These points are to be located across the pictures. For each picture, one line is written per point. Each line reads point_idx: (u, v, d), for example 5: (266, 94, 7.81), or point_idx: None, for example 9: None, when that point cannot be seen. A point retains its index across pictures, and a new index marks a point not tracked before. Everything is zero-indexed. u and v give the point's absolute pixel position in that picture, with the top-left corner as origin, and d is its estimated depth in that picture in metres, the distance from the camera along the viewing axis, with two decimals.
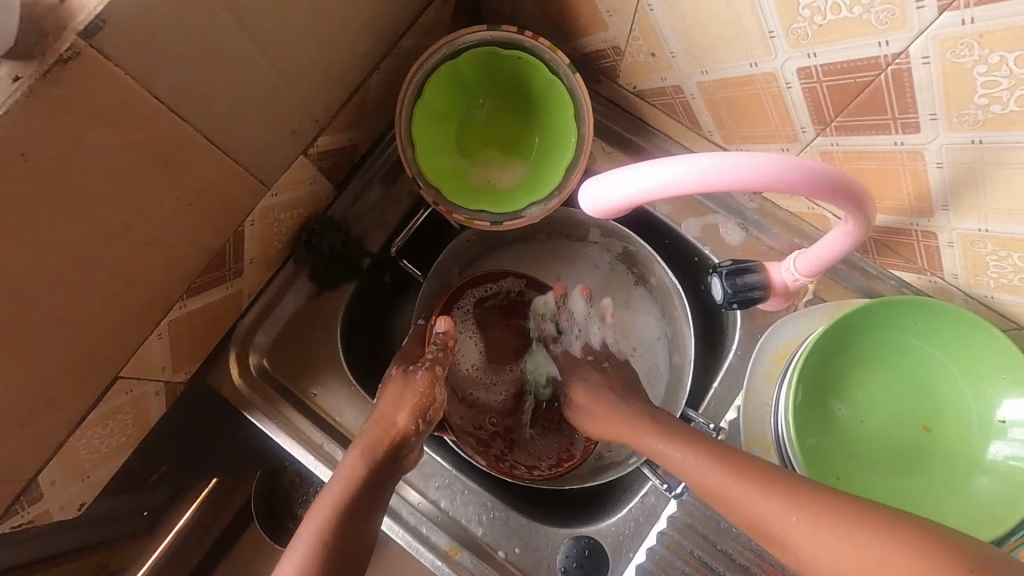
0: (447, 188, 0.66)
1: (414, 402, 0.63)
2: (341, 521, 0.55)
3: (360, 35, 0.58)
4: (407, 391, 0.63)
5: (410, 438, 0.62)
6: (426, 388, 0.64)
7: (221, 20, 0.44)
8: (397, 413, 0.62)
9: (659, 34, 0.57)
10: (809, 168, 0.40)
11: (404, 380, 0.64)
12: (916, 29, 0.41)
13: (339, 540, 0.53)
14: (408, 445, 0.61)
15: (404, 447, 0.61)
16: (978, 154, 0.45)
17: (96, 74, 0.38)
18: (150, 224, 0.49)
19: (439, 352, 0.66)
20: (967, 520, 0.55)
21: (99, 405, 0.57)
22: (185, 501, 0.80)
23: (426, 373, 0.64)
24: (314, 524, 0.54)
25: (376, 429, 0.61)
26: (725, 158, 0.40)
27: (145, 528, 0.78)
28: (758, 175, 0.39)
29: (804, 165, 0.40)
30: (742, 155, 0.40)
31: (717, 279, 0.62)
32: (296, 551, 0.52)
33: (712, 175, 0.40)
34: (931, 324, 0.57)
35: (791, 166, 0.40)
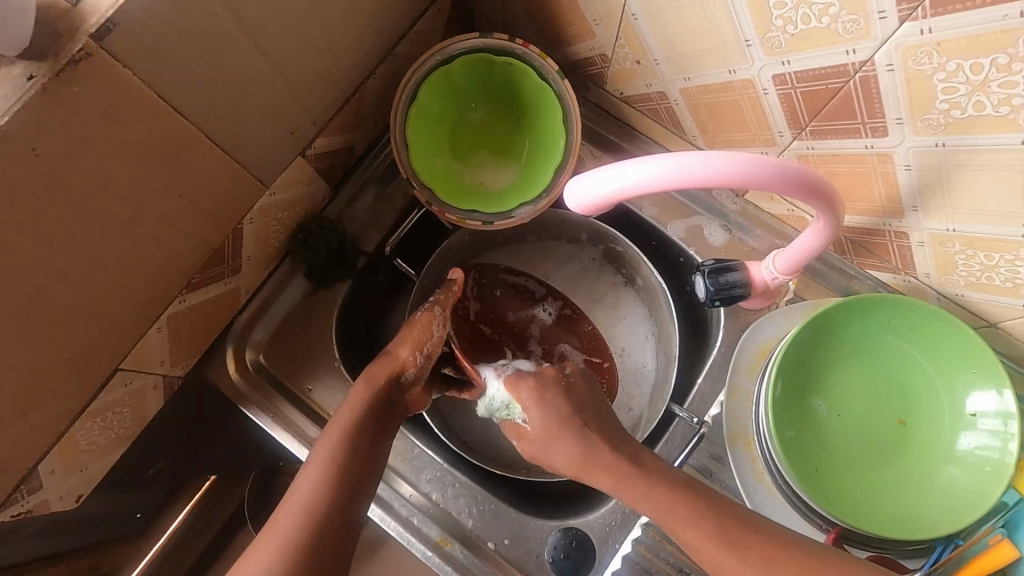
0: (440, 190, 0.68)
1: (417, 337, 0.66)
2: (350, 449, 0.57)
3: (357, 41, 0.61)
4: (414, 329, 0.66)
5: (411, 370, 0.64)
6: (424, 326, 0.67)
7: (223, 25, 0.46)
8: (401, 347, 0.65)
9: (642, 43, 0.60)
10: (769, 166, 0.42)
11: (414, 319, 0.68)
12: (880, 38, 0.43)
13: (349, 460, 0.57)
14: (407, 377, 0.64)
15: (404, 380, 0.64)
16: (943, 156, 0.48)
17: (105, 75, 0.40)
18: (152, 219, 0.51)
19: (443, 295, 0.70)
20: (937, 508, 0.57)
21: (100, 396, 0.58)
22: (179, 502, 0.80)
23: (426, 312, 0.68)
24: (326, 444, 0.57)
25: (384, 361, 0.64)
26: (681, 159, 0.42)
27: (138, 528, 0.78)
28: (715, 175, 0.42)
29: (766, 163, 0.42)
30: (696, 156, 0.42)
31: (700, 277, 0.64)
32: (308, 475, 0.56)
33: (662, 178, 0.42)
34: (904, 320, 0.60)
35: (748, 164, 0.42)
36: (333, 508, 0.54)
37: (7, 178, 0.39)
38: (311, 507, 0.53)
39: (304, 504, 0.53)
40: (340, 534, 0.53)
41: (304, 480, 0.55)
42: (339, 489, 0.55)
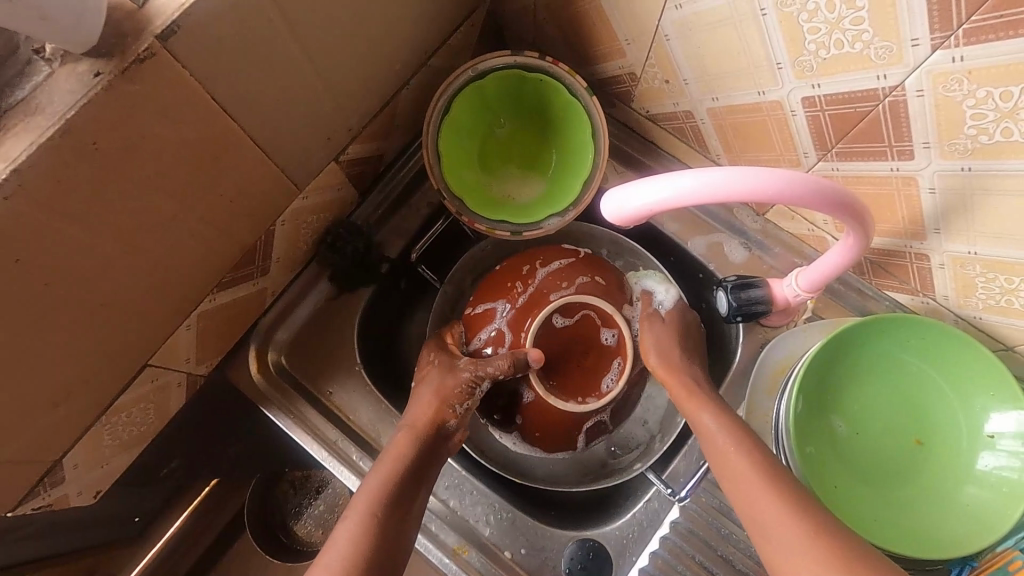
0: (470, 201, 0.69)
1: (456, 390, 0.64)
2: (408, 471, 0.59)
3: (396, 52, 0.62)
4: (451, 384, 0.64)
5: (453, 420, 0.64)
6: (456, 390, 0.64)
7: (276, 30, 0.48)
8: (429, 398, 0.64)
9: (673, 62, 0.61)
10: (792, 180, 0.43)
11: (443, 372, 0.65)
12: (911, 64, 0.45)
13: (410, 481, 0.58)
14: (448, 427, 0.63)
15: (445, 431, 0.63)
16: (967, 181, 0.49)
17: (165, 75, 0.42)
18: (194, 216, 0.52)
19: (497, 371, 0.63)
20: (957, 528, 0.57)
21: (127, 391, 0.58)
22: (177, 509, 0.86)
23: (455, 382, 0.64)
24: (385, 464, 0.59)
25: (417, 419, 0.63)
26: (706, 173, 0.43)
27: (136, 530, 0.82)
28: (737, 189, 0.43)
29: (790, 178, 0.43)
30: (719, 170, 0.43)
31: (722, 293, 0.65)
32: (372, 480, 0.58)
33: (684, 193, 0.43)
34: (922, 341, 0.60)
35: (771, 179, 0.43)
36: (393, 523, 0.55)
37: (65, 170, 0.40)
38: (373, 521, 0.54)
39: (365, 515, 0.54)
40: (398, 549, 0.54)
41: (368, 487, 0.57)
42: (379, 540, 0.53)
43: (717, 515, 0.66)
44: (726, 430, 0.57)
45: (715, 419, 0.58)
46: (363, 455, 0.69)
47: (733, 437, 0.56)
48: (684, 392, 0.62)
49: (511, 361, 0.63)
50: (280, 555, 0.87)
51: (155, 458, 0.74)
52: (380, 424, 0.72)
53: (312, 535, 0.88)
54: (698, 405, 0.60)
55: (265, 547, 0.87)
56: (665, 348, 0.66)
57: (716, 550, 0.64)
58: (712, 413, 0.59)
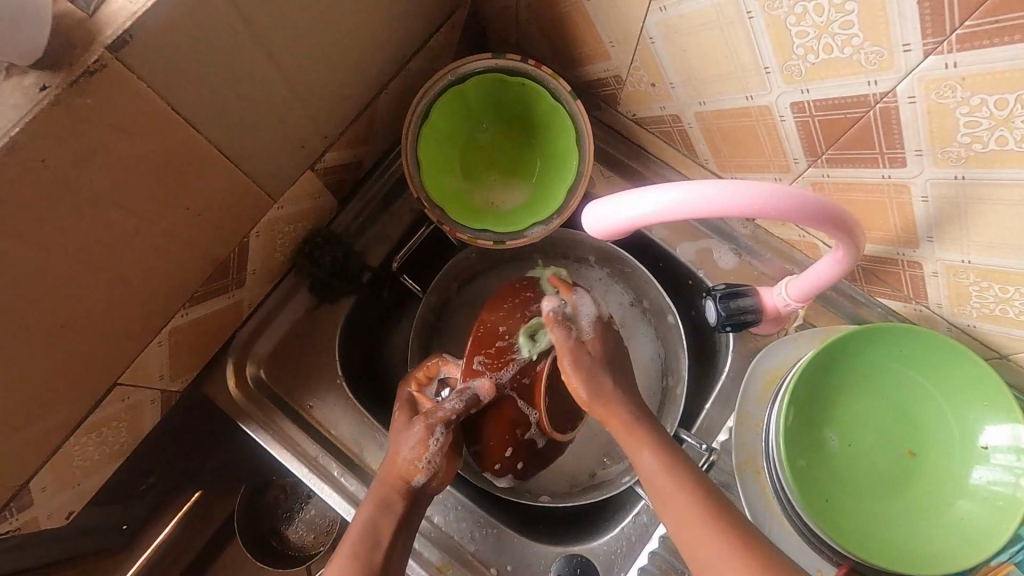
0: (451, 210, 0.67)
1: (415, 451, 0.59)
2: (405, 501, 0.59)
3: (371, 56, 0.60)
4: (408, 439, 0.60)
5: (420, 477, 0.59)
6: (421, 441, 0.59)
7: (239, 38, 0.46)
8: (398, 453, 0.60)
9: (658, 65, 0.59)
10: (784, 195, 0.41)
11: (401, 429, 0.62)
12: (903, 69, 0.43)
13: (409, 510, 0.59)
14: (415, 485, 0.59)
15: (417, 487, 0.60)
16: (961, 189, 0.47)
17: (118, 87, 0.40)
18: (159, 232, 0.50)
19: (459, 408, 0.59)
20: (950, 543, 0.56)
21: (96, 411, 0.56)
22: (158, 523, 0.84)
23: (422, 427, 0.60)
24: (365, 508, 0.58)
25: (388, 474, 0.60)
26: (696, 187, 0.41)
27: (117, 543, 0.81)
28: (726, 206, 0.41)
29: (780, 193, 0.41)
30: (707, 184, 0.41)
31: (711, 302, 0.63)
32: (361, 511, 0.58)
33: (671, 209, 0.41)
34: (915, 351, 0.59)
35: (763, 193, 0.41)
36: (381, 557, 0.56)
37: (12, 189, 0.38)
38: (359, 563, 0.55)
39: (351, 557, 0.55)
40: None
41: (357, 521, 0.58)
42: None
43: None
44: (669, 470, 0.56)
45: (655, 456, 0.57)
46: (344, 471, 0.67)
47: (671, 476, 0.56)
48: (624, 430, 0.59)
49: (461, 403, 0.59)
50: (272, 562, 0.84)
51: (131, 475, 0.72)
52: (361, 438, 0.70)
53: (303, 540, 0.87)
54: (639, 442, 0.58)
55: (256, 554, 0.84)
56: (592, 379, 0.60)
57: None
58: (653, 452, 0.57)
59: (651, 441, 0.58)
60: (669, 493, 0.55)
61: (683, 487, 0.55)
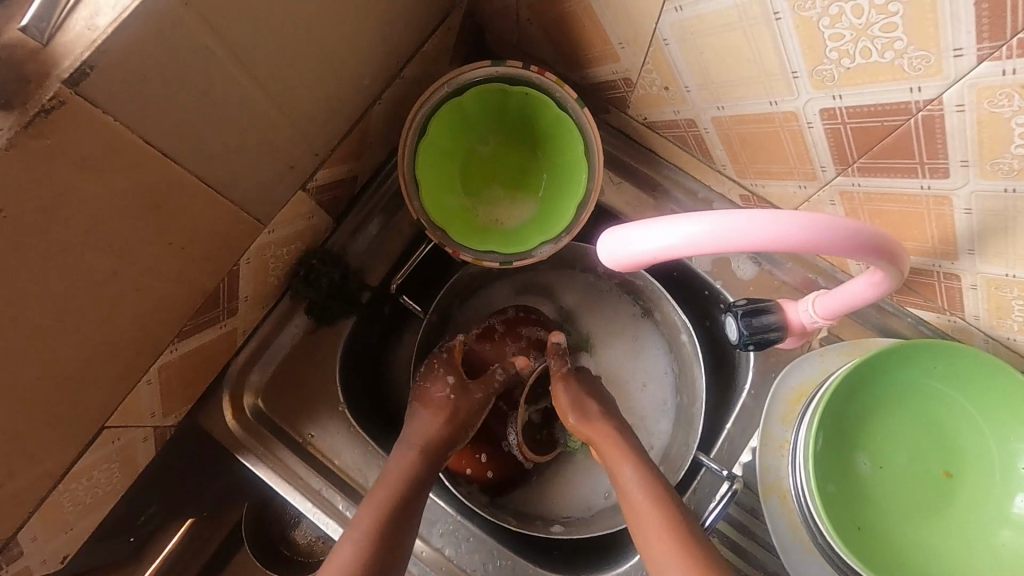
0: (453, 229, 0.63)
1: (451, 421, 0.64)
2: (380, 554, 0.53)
3: (361, 67, 0.56)
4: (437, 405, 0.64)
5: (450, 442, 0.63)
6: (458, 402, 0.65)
7: (217, 60, 0.42)
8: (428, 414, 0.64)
9: (672, 69, 0.55)
10: (821, 227, 0.37)
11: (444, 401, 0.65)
12: (952, 76, 0.39)
13: (389, 519, 0.55)
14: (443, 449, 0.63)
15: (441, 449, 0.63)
16: (1010, 202, 0.43)
17: (83, 123, 0.36)
18: (138, 270, 0.46)
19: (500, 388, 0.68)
20: (992, 573, 0.53)
21: (85, 456, 0.53)
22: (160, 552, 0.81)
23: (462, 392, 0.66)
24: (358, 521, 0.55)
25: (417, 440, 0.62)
26: (724, 218, 0.37)
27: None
28: (757, 239, 0.37)
29: (816, 222, 0.37)
30: (736, 214, 0.37)
31: (732, 319, 0.60)
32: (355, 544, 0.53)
33: (697, 242, 0.38)
34: (954, 368, 0.56)
35: (798, 225, 0.37)
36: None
37: None
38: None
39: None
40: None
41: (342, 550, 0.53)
42: None
43: (735, 557, 0.63)
44: (643, 480, 0.56)
45: (635, 471, 0.57)
46: (349, 504, 0.65)
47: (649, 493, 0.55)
48: (606, 445, 0.60)
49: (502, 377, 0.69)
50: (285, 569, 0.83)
51: (128, 513, 0.69)
52: (366, 468, 0.67)
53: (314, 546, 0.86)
54: (621, 457, 0.58)
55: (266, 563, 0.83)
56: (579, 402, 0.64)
57: None
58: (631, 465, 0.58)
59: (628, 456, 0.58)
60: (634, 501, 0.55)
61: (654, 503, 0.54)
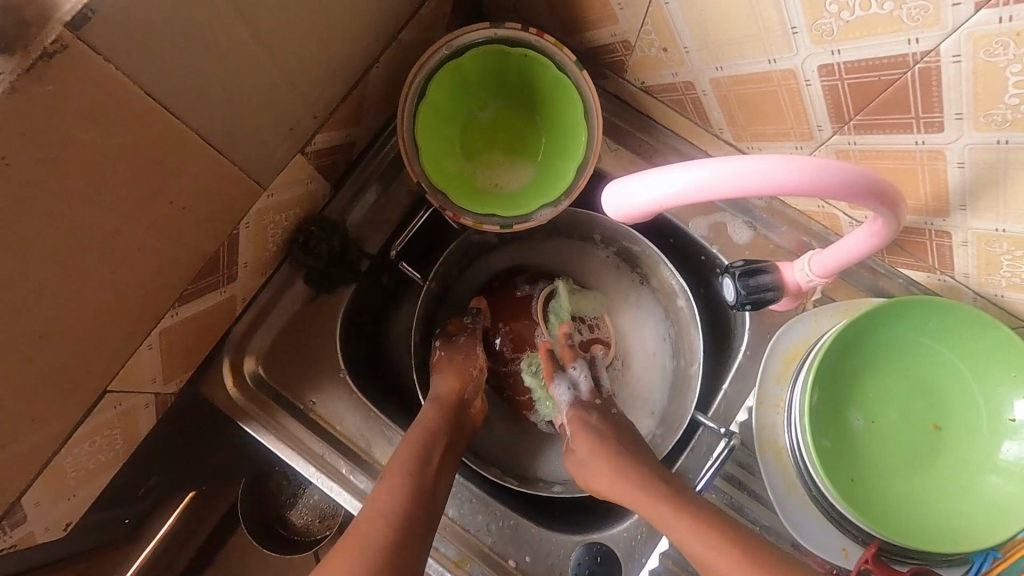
0: (453, 194, 0.63)
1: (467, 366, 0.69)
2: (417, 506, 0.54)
3: (360, 27, 0.55)
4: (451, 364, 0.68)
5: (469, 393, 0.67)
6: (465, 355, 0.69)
7: (220, 12, 0.41)
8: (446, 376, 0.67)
9: (672, 29, 0.55)
10: (822, 170, 0.38)
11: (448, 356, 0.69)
12: (950, 27, 0.40)
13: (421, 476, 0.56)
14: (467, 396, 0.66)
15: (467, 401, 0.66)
16: (1002, 154, 0.45)
17: (85, 70, 0.36)
18: (140, 230, 0.46)
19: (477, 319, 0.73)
20: (978, 519, 0.55)
21: (87, 421, 0.53)
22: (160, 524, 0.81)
23: (468, 337, 0.71)
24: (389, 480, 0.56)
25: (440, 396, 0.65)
26: (728, 164, 0.38)
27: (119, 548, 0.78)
28: (762, 183, 0.38)
29: (819, 167, 0.38)
30: (740, 161, 0.38)
31: (729, 280, 0.61)
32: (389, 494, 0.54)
33: (704, 187, 0.38)
34: (942, 322, 0.57)
35: (802, 169, 0.38)
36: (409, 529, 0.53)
37: None
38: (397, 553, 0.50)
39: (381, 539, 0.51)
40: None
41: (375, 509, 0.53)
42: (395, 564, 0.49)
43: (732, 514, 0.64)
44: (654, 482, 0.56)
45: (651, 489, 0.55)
46: (353, 468, 0.65)
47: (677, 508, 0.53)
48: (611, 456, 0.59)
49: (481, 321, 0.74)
50: (277, 545, 0.82)
51: (128, 482, 0.68)
52: (369, 433, 0.67)
53: (309, 524, 0.86)
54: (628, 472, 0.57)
55: (259, 537, 0.82)
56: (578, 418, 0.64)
57: None
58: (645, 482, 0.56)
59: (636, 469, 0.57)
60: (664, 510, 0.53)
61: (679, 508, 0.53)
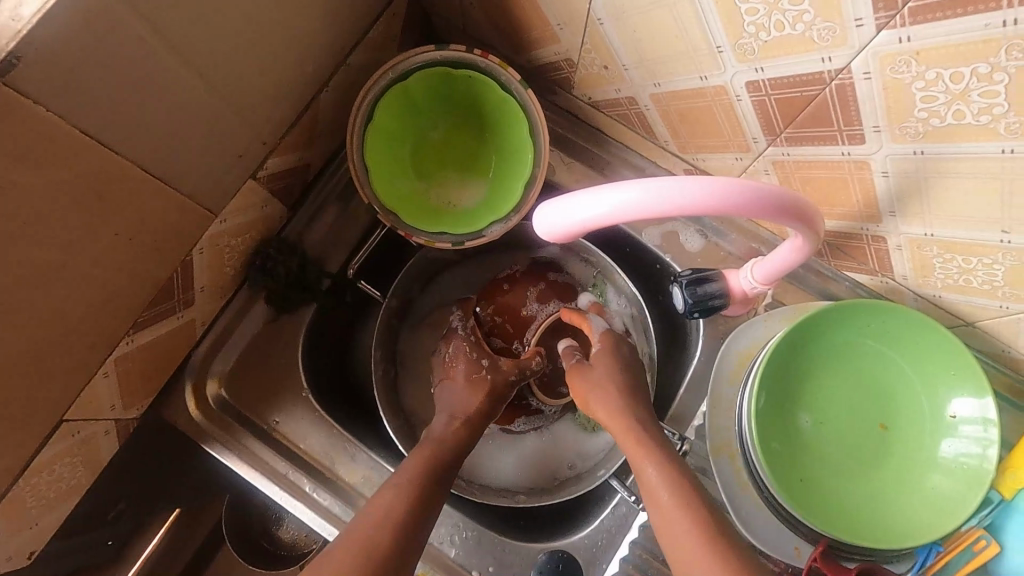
0: (406, 213, 0.64)
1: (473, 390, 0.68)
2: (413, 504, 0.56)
3: (304, 55, 0.56)
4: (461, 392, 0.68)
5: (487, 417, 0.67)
6: (476, 376, 0.69)
7: (152, 50, 0.42)
8: (474, 397, 0.67)
9: (609, 47, 0.57)
10: (736, 189, 0.40)
11: (463, 380, 0.69)
12: (857, 45, 0.41)
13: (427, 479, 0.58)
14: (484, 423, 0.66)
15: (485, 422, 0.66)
16: (920, 164, 0.46)
17: (13, 114, 0.37)
18: (85, 263, 0.47)
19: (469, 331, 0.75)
20: (921, 515, 0.57)
21: (43, 451, 0.54)
22: None
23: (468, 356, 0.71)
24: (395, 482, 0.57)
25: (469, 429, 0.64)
26: (646, 188, 0.39)
27: None
28: (679, 203, 0.39)
29: (734, 186, 0.40)
30: (657, 183, 0.39)
31: (678, 289, 0.62)
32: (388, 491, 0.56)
33: (622, 210, 0.39)
34: (883, 325, 0.59)
35: (717, 190, 0.39)
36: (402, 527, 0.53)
37: None
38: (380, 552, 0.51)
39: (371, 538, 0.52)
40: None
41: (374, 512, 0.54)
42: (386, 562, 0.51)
43: None
44: (669, 477, 0.54)
45: (657, 468, 0.54)
46: (316, 486, 0.66)
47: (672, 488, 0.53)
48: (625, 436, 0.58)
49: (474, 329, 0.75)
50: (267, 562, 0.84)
51: (97, 507, 0.69)
52: (333, 451, 0.68)
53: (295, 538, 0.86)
54: (641, 451, 0.56)
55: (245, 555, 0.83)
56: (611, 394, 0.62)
57: None
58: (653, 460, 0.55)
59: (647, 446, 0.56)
60: (667, 513, 0.51)
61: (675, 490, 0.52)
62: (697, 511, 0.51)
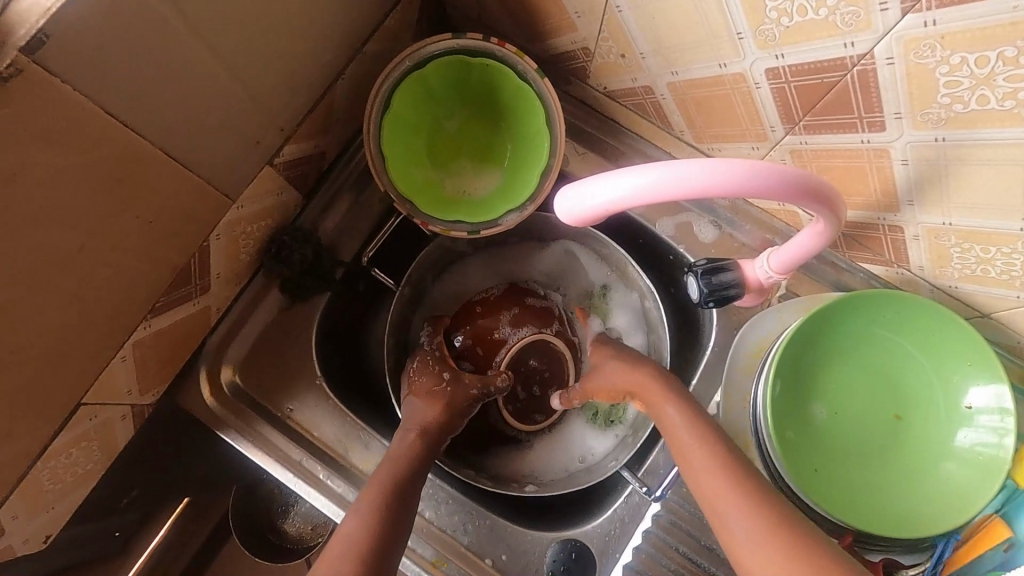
0: (421, 201, 0.65)
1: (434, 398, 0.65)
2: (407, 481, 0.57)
3: (322, 42, 0.56)
4: (423, 399, 0.65)
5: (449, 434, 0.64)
6: (437, 387, 0.66)
7: (176, 33, 0.42)
8: (428, 408, 0.64)
9: (627, 36, 0.57)
10: (760, 172, 0.39)
11: (425, 389, 0.66)
12: (880, 30, 0.41)
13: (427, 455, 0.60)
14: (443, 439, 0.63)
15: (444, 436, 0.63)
16: (941, 150, 0.46)
17: (41, 93, 0.37)
18: (106, 245, 0.47)
19: (436, 349, 0.71)
20: (936, 504, 0.57)
21: (62, 434, 0.54)
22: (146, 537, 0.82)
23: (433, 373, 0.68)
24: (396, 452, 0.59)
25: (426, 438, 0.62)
26: (669, 169, 0.39)
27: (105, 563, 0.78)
28: (702, 184, 0.39)
29: (757, 168, 0.39)
30: (680, 165, 0.39)
31: (694, 279, 0.62)
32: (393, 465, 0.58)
33: (644, 190, 0.39)
34: (899, 314, 0.59)
35: (739, 172, 0.39)
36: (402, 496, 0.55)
37: None
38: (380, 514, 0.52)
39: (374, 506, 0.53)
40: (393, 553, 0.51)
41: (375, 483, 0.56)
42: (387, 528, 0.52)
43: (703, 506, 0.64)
44: (691, 425, 0.54)
45: (678, 411, 0.56)
46: (330, 473, 0.66)
47: (694, 431, 0.54)
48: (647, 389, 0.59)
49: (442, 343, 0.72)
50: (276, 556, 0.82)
51: (112, 494, 0.69)
52: (346, 439, 0.68)
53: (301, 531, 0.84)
54: (663, 398, 0.57)
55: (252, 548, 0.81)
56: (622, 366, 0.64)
57: (700, 541, 0.63)
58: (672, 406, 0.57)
59: (663, 392, 0.58)
60: (690, 450, 0.53)
61: (696, 434, 0.54)
62: (716, 448, 0.52)
